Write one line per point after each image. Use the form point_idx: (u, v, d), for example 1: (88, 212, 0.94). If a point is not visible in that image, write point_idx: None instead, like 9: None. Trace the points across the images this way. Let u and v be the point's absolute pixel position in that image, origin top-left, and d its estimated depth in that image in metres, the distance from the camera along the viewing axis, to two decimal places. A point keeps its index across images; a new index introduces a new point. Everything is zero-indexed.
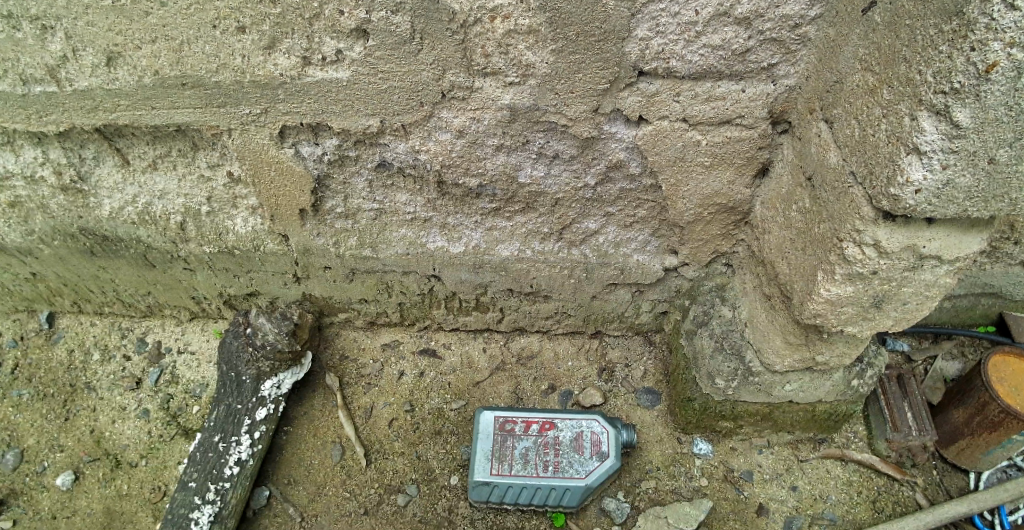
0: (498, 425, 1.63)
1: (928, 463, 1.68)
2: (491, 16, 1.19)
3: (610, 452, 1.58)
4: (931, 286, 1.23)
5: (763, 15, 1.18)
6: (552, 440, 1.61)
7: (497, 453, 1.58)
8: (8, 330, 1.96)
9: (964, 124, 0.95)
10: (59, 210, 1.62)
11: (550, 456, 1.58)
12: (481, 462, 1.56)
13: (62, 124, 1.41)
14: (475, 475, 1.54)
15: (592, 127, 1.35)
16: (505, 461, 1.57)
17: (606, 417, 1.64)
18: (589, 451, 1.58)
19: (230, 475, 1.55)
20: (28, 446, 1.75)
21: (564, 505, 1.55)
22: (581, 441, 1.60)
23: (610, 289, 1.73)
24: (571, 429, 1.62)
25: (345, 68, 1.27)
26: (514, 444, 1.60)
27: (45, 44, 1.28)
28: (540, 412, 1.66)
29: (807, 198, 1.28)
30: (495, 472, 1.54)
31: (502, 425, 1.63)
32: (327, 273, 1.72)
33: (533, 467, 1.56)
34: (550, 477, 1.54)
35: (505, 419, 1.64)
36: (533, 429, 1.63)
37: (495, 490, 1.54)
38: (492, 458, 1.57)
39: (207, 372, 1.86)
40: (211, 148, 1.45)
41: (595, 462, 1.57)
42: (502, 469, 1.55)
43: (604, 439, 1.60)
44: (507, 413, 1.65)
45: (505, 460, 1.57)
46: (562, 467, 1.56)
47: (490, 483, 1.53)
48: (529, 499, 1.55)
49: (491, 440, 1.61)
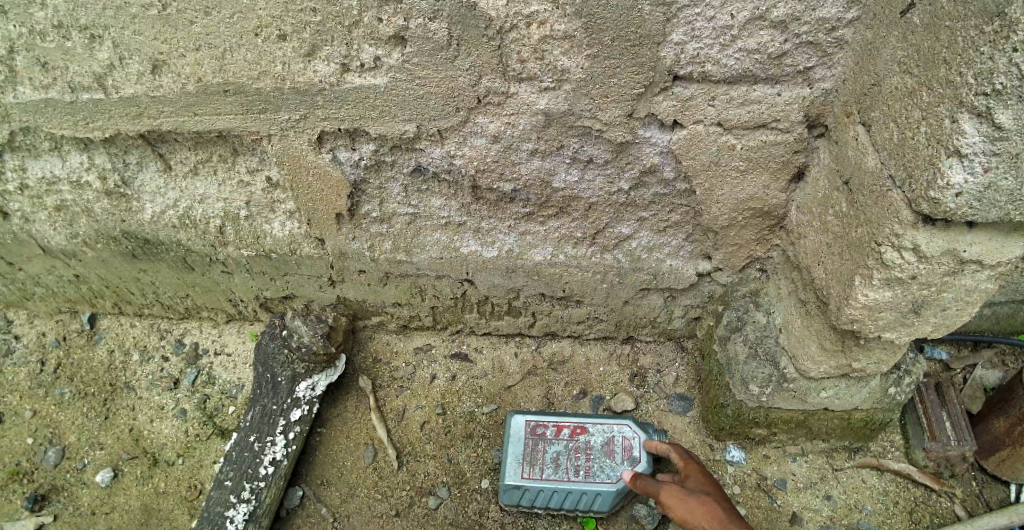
0: (529, 428, 1.64)
1: (968, 474, 1.64)
2: (527, 22, 1.20)
3: (643, 457, 1.57)
4: (972, 291, 1.21)
5: (799, 18, 1.17)
6: (583, 444, 1.61)
7: (528, 456, 1.59)
8: (51, 330, 2.02)
9: (1006, 126, 0.94)
10: (103, 213, 1.67)
11: (581, 460, 1.58)
12: (512, 466, 1.57)
13: (107, 130, 1.44)
14: (507, 479, 1.55)
15: (626, 132, 1.35)
16: (536, 464, 1.57)
17: (639, 422, 1.63)
18: (620, 456, 1.58)
19: (265, 474, 1.58)
20: (69, 443, 1.79)
21: (595, 510, 1.55)
22: (612, 446, 1.59)
23: (643, 294, 1.72)
24: (603, 434, 1.62)
25: (383, 75, 1.29)
26: (545, 448, 1.60)
27: (93, 53, 1.32)
28: (572, 416, 1.67)
29: (844, 202, 1.27)
30: (526, 475, 1.55)
31: (533, 428, 1.64)
32: (361, 277, 1.74)
33: (565, 471, 1.56)
34: (580, 482, 1.54)
35: (535, 423, 1.65)
36: (564, 433, 1.63)
37: (526, 493, 1.54)
38: (523, 461, 1.58)
39: (243, 373, 1.90)
40: (250, 154, 1.48)
41: (627, 467, 1.56)
42: (533, 473, 1.56)
43: (636, 444, 1.59)
44: (539, 417, 1.66)
45: (536, 464, 1.58)
46: (593, 472, 1.55)
47: (521, 487, 1.54)
48: (560, 503, 1.54)
49: (523, 443, 1.61)
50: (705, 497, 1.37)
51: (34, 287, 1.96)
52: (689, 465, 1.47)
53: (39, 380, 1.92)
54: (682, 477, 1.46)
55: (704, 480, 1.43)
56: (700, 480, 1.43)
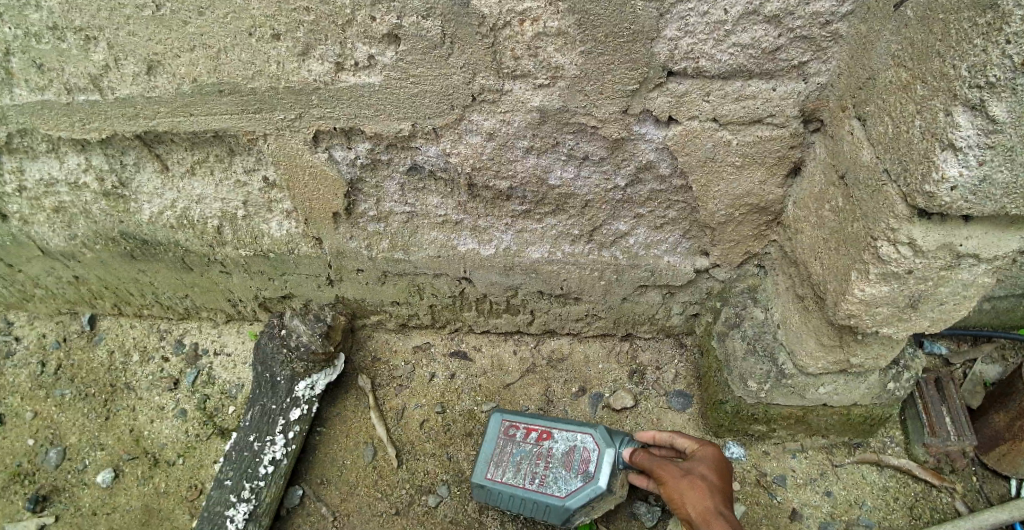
0: (502, 429, 1.62)
1: (969, 469, 1.64)
2: (521, 19, 1.20)
3: (597, 473, 1.45)
4: (970, 285, 1.21)
5: (793, 12, 1.16)
6: (547, 450, 1.55)
7: (496, 457, 1.57)
8: (52, 332, 2.03)
9: (1000, 119, 0.93)
10: (101, 215, 1.67)
11: (540, 467, 1.52)
12: (479, 464, 1.57)
13: (103, 131, 1.45)
14: (473, 476, 1.56)
15: (621, 128, 1.35)
16: (500, 466, 1.55)
17: (604, 432, 1.50)
18: (577, 468, 1.48)
19: (265, 473, 1.59)
20: (70, 444, 1.80)
21: (549, 520, 1.48)
22: (572, 456, 1.50)
23: (641, 291, 1.72)
24: (566, 442, 1.54)
25: (377, 73, 1.29)
26: (511, 451, 1.57)
27: (89, 54, 1.33)
28: (544, 420, 1.61)
29: (840, 197, 1.26)
30: (487, 476, 1.54)
31: (507, 430, 1.61)
32: (359, 276, 1.75)
33: (522, 476, 1.51)
34: (533, 490, 1.48)
35: (510, 424, 1.62)
36: (532, 437, 1.58)
37: (485, 494, 1.53)
38: (489, 461, 1.57)
39: (243, 373, 1.90)
40: (247, 153, 1.48)
41: (579, 481, 1.46)
42: (496, 473, 1.54)
43: (593, 457, 1.48)
44: (514, 419, 1.63)
45: (501, 465, 1.55)
46: (547, 482, 1.49)
47: (481, 487, 1.54)
48: (516, 508, 1.50)
49: (493, 444, 1.60)
50: (702, 477, 1.36)
51: (34, 288, 1.97)
52: (702, 446, 1.44)
53: (40, 381, 1.92)
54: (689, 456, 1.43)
55: (711, 462, 1.40)
56: (707, 461, 1.40)
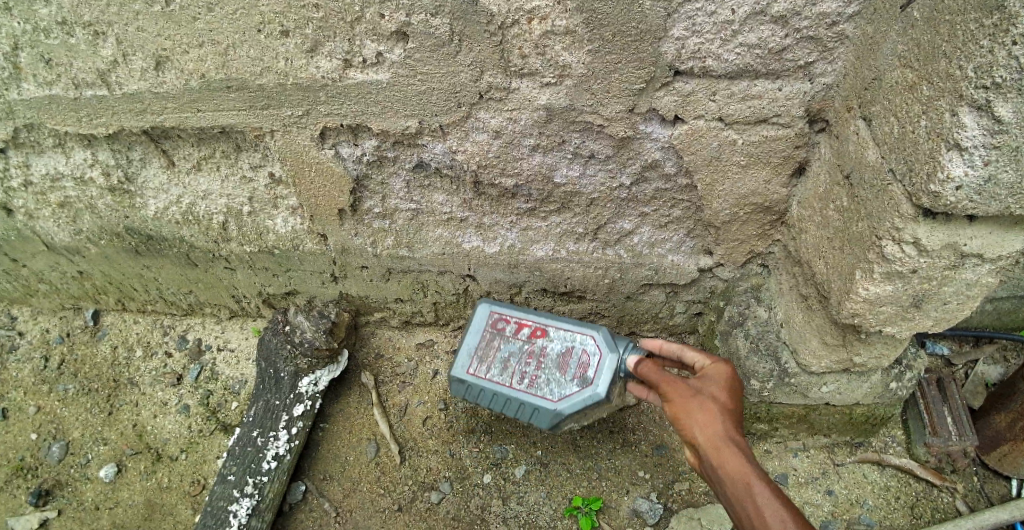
0: (490, 322, 1.50)
1: (969, 469, 1.65)
2: (529, 17, 1.20)
3: (596, 378, 1.33)
4: (973, 285, 1.21)
5: (800, 12, 1.16)
6: (540, 349, 1.43)
7: (481, 350, 1.47)
8: (55, 327, 2.03)
9: (1006, 120, 0.94)
10: (106, 210, 1.67)
11: (530, 367, 1.41)
12: (462, 358, 1.47)
13: (111, 126, 1.45)
14: (453, 369, 1.47)
15: (627, 127, 1.35)
16: (485, 362, 1.45)
17: (608, 335, 1.37)
18: (573, 372, 1.37)
19: (268, 469, 1.59)
20: (73, 439, 1.80)
21: (536, 425, 1.39)
22: (568, 358, 1.39)
23: (644, 290, 1.72)
24: (563, 343, 1.42)
25: (385, 70, 1.30)
26: (500, 346, 1.47)
27: (97, 49, 1.33)
28: (539, 315, 1.48)
29: (845, 196, 1.27)
30: (470, 371, 1.45)
31: (495, 322, 1.50)
32: (364, 272, 1.75)
33: (510, 375, 1.42)
34: (520, 391, 1.39)
35: (499, 316, 1.51)
36: (524, 333, 1.47)
37: (468, 389, 1.45)
38: (474, 355, 1.47)
39: (246, 369, 1.91)
40: (253, 150, 1.48)
41: (575, 386, 1.35)
42: (479, 370, 1.45)
43: (593, 362, 1.36)
44: (503, 311, 1.51)
45: (485, 360, 1.46)
46: (538, 383, 1.39)
47: (464, 382, 1.45)
48: (500, 408, 1.42)
49: (480, 336, 1.49)
50: (709, 395, 1.14)
51: (38, 283, 1.98)
52: (713, 362, 1.22)
53: (43, 376, 1.93)
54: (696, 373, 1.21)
55: (721, 378, 1.18)
56: (716, 377, 1.18)
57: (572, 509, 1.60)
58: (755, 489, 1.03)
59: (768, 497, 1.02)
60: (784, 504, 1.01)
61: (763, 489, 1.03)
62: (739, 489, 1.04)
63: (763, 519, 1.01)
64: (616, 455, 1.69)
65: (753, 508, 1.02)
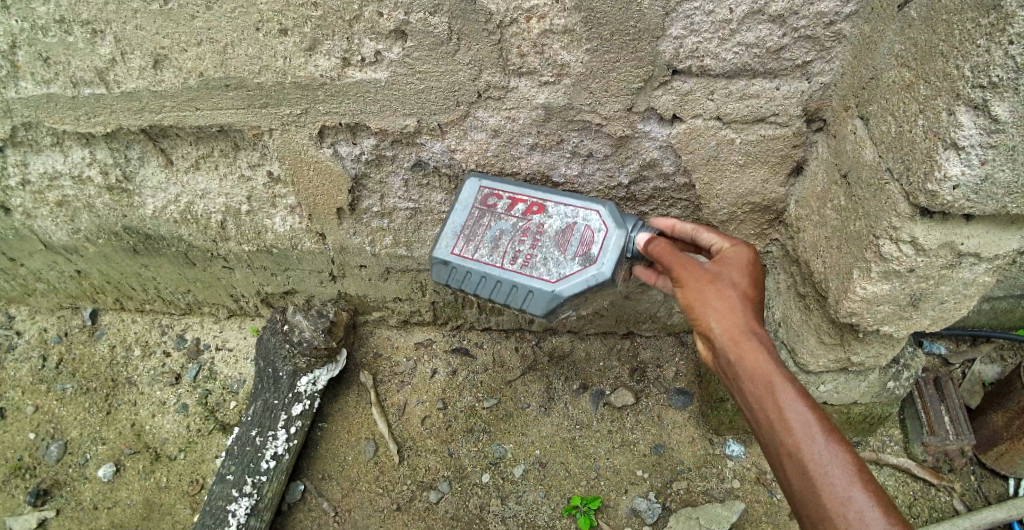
0: (480, 198, 1.38)
1: (966, 468, 1.66)
2: (527, 16, 1.20)
3: (600, 257, 1.22)
4: (970, 284, 1.22)
5: (798, 11, 1.16)
6: (536, 226, 1.31)
7: (469, 230, 1.35)
8: (53, 326, 2.03)
9: (1003, 119, 0.94)
10: (104, 209, 1.67)
11: (524, 246, 1.29)
12: (448, 237, 1.36)
13: (109, 124, 1.45)
14: (437, 250, 1.36)
15: (625, 127, 1.36)
16: (473, 241, 1.34)
17: (615, 211, 1.26)
18: (574, 250, 1.25)
19: (266, 468, 1.59)
20: (71, 438, 1.80)
21: (530, 311, 1.27)
22: (569, 236, 1.27)
23: (642, 289, 1.72)
24: (563, 220, 1.29)
25: (383, 69, 1.30)
26: (491, 224, 1.34)
27: (95, 47, 1.33)
28: (536, 191, 1.36)
29: (843, 195, 1.27)
30: (456, 251, 1.34)
31: (485, 198, 1.38)
32: (362, 272, 1.75)
33: (501, 255, 1.30)
34: (512, 271, 1.28)
35: (489, 193, 1.39)
36: (518, 211, 1.34)
37: (453, 272, 1.34)
38: (461, 234, 1.36)
39: (244, 368, 1.90)
40: (252, 149, 1.48)
41: (576, 265, 1.23)
42: (465, 250, 1.34)
43: (597, 239, 1.24)
44: (495, 187, 1.39)
45: (473, 240, 1.34)
46: (533, 263, 1.27)
47: (450, 264, 1.34)
48: (487, 292, 1.31)
49: (469, 214, 1.38)
50: (732, 282, 1.12)
51: (36, 282, 1.97)
52: (734, 248, 1.18)
53: (41, 376, 1.92)
54: (717, 257, 1.18)
55: (744, 265, 1.15)
56: (739, 263, 1.15)
57: (570, 508, 1.61)
58: (780, 393, 1.03)
59: (794, 399, 1.02)
60: (809, 407, 1.01)
61: (787, 389, 1.03)
62: (761, 389, 1.04)
63: (786, 422, 1.01)
64: (615, 454, 1.69)
65: (776, 410, 1.02)
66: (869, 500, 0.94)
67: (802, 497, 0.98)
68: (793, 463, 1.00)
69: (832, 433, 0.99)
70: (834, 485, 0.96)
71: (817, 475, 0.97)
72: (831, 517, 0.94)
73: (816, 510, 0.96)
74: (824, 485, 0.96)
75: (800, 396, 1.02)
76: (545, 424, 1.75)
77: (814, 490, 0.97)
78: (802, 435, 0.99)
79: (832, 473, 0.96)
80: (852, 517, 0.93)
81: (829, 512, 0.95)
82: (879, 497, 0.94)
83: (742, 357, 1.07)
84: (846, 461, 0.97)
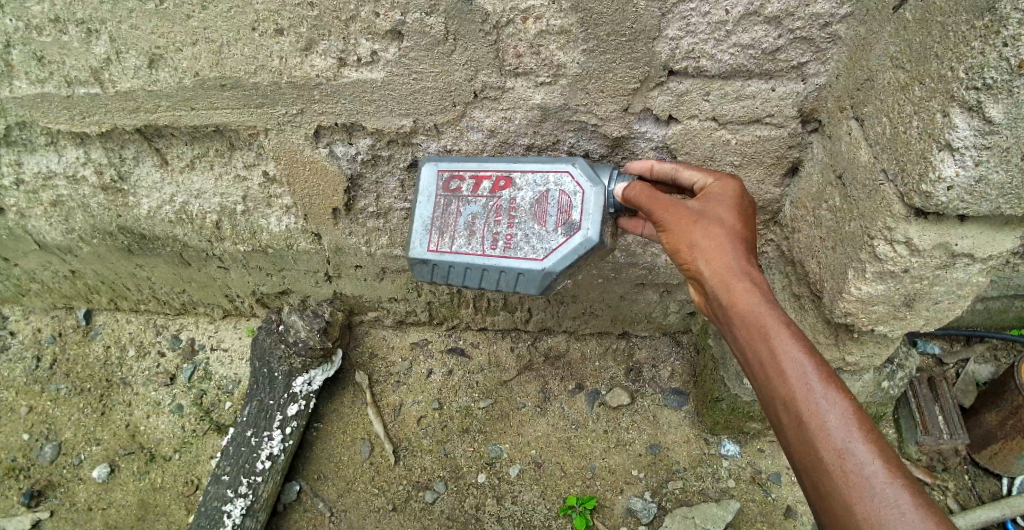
0: (441, 183, 1.31)
1: (960, 467, 1.67)
2: (524, 16, 1.20)
3: (583, 221, 1.17)
4: (964, 284, 1.22)
5: (794, 13, 1.16)
6: (507, 203, 1.25)
7: (438, 221, 1.29)
8: (47, 326, 2.02)
9: (996, 120, 0.95)
10: (99, 209, 1.66)
11: (501, 226, 1.24)
12: (418, 234, 1.30)
13: (104, 124, 1.45)
14: (411, 251, 1.30)
15: (621, 127, 1.36)
16: (447, 233, 1.28)
17: (586, 167, 1.19)
18: (555, 221, 1.19)
19: (262, 469, 1.59)
20: (65, 439, 1.79)
21: (525, 292, 1.24)
22: (545, 206, 1.21)
23: (638, 290, 1.72)
24: (535, 188, 1.23)
25: (380, 69, 1.30)
26: (460, 210, 1.28)
27: (90, 47, 1.32)
28: (498, 163, 1.28)
29: (838, 196, 1.27)
30: (432, 248, 1.28)
31: (447, 183, 1.30)
32: (358, 272, 1.75)
33: (480, 242, 1.25)
34: (496, 257, 1.23)
35: (450, 176, 1.31)
36: (485, 188, 1.27)
37: (436, 269, 1.29)
38: (431, 228, 1.29)
39: (240, 368, 1.90)
40: (247, 149, 1.48)
41: (561, 237, 1.18)
42: (441, 244, 1.28)
43: (576, 202, 1.18)
44: (454, 168, 1.31)
45: (446, 232, 1.28)
46: (515, 243, 1.22)
47: (429, 262, 1.29)
48: (477, 281, 1.27)
49: (433, 204, 1.30)
50: (719, 223, 1.07)
51: (30, 282, 1.96)
52: (720, 185, 1.13)
53: (35, 376, 1.91)
54: (702, 194, 1.13)
55: (732, 204, 1.10)
56: (727, 202, 1.10)
57: (566, 508, 1.60)
58: (776, 342, 0.99)
59: (791, 348, 0.98)
60: (805, 353, 0.98)
61: (782, 335, 1.00)
62: (754, 338, 1.01)
63: (783, 373, 0.98)
64: (610, 454, 1.70)
65: (772, 360, 0.99)
66: (869, 450, 0.91)
67: (800, 450, 0.96)
68: (791, 415, 0.97)
69: (831, 381, 0.96)
70: (834, 436, 0.93)
71: (816, 426, 0.94)
72: (831, 469, 0.92)
73: (815, 464, 0.94)
74: (822, 435, 0.94)
75: (796, 343, 0.99)
76: (541, 424, 1.76)
77: (813, 442, 0.94)
78: (798, 385, 0.96)
79: (832, 424, 0.93)
80: (850, 469, 0.91)
81: (828, 465, 0.92)
82: (880, 446, 0.92)
83: (733, 304, 1.03)
84: (845, 410, 0.94)
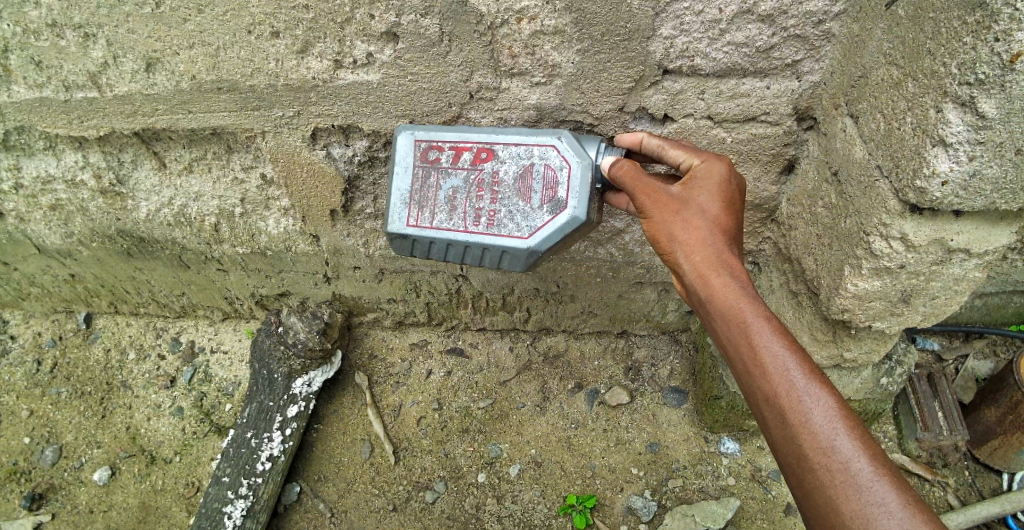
0: (419, 154, 1.27)
1: (960, 463, 1.67)
2: (518, 17, 1.21)
3: (569, 198, 1.16)
4: (961, 280, 1.22)
5: (787, 11, 1.17)
6: (489, 177, 1.22)
7: (418, 194, 1.26)
8: (47, 330, 2.02)
9: (989, 115, 0.95)
10: (98, 212, 1.67)
11: (484, 202, 1.22)
12: (397, 209, 1.27)
13: (102, 128, 1.45)
14: (391, 225, 1.28)
15: (617, 126, 1.36)
16: (427, 207, 1.26)
17: (572, 141, 1.17)
18: (539, 197, 1.18)
19: (262, 470, 1.59)
20: (66, 442, 1.80)
21: (509, 268, 1.26)
22: (530, 182, 1.19)
23: (636, 288, 1.72)
24: (518, 162, 1.20)
25: (375, 71, 1.30)
26: (440, 183, 1.25)
27: (87, 51, 1.33)
28: (478, 134, 1.24)
29: (833, 193, 1.27)
30: (412, 224, 1.27)
31: (425, 153, 1.26)
32: (357, 273, 1.75)
33: (462, 218, 1.24)
34: (479, 234, 1.23)
35: (428, 145, 1.26)
36: (466, 160, 1.24)
37: (417, 243, 1.29)
38: (411, 202, 1.26)
39: (239, 370, 1.91)
40: (245, 151, 1.49)
41: (546, 214, 1.18)
42: (421, 219, 1.26)
43: (561, 178, 1.17)
44: (431, 138, 1.26)
45: (426, 206, 1.26)
46: (499, 221, 1.21)
47: (410, 237, 1.28)
48: (459, 256, 1.27)
49: (412, 176, 1.27)
50: (701, 214, 1.06)
51: (30, 286, 1.97)
52: (705, 166, 1.11)
53: (36, 380, 1.92)
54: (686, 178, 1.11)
55: (717, 192, 1.08)
56: (712, 190, 1.07)
57: (566, 507, 1.61)
58: (758, 339, 0.99)
59: (773, 345, 0.98)
60: (787, 347, 0.98)
61: (764, 330, 1.00)
62: (736, 332, 1.01)
63: (766, 370, 0.98)
64: (610, 453, 1.70)
65: (753, 356, 0.99)
66: (855, 445, 0.92)
67: (784, 448, 0.96)
68: (774, 412, 0.97)
69: (814, 379, 0.96)
70: (818, 434, 0.93)
71: (799, 423, 0.94)
72: (815, 469, 0.92)
73: (799, 460, 0.94)
74: (806, 432, 0.94)
75: (779, 337, 0.99)
76: (541, 423, 1.76)
77: (797, 441, 0.94)
78: (780, 379, 0.97)
79: (816, 422, 0.94)
80: (835, 467, 0.91)
81: (813, 464, 0.92)
82: (865, 444, 0.92)
83: (714, 299, 1.03)
84: (829, 407, 0.94)
